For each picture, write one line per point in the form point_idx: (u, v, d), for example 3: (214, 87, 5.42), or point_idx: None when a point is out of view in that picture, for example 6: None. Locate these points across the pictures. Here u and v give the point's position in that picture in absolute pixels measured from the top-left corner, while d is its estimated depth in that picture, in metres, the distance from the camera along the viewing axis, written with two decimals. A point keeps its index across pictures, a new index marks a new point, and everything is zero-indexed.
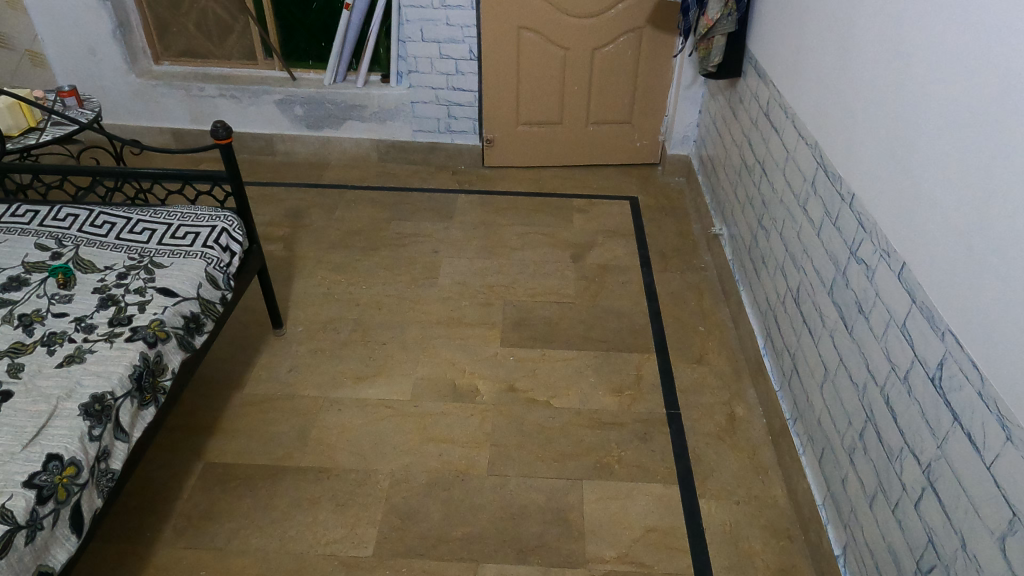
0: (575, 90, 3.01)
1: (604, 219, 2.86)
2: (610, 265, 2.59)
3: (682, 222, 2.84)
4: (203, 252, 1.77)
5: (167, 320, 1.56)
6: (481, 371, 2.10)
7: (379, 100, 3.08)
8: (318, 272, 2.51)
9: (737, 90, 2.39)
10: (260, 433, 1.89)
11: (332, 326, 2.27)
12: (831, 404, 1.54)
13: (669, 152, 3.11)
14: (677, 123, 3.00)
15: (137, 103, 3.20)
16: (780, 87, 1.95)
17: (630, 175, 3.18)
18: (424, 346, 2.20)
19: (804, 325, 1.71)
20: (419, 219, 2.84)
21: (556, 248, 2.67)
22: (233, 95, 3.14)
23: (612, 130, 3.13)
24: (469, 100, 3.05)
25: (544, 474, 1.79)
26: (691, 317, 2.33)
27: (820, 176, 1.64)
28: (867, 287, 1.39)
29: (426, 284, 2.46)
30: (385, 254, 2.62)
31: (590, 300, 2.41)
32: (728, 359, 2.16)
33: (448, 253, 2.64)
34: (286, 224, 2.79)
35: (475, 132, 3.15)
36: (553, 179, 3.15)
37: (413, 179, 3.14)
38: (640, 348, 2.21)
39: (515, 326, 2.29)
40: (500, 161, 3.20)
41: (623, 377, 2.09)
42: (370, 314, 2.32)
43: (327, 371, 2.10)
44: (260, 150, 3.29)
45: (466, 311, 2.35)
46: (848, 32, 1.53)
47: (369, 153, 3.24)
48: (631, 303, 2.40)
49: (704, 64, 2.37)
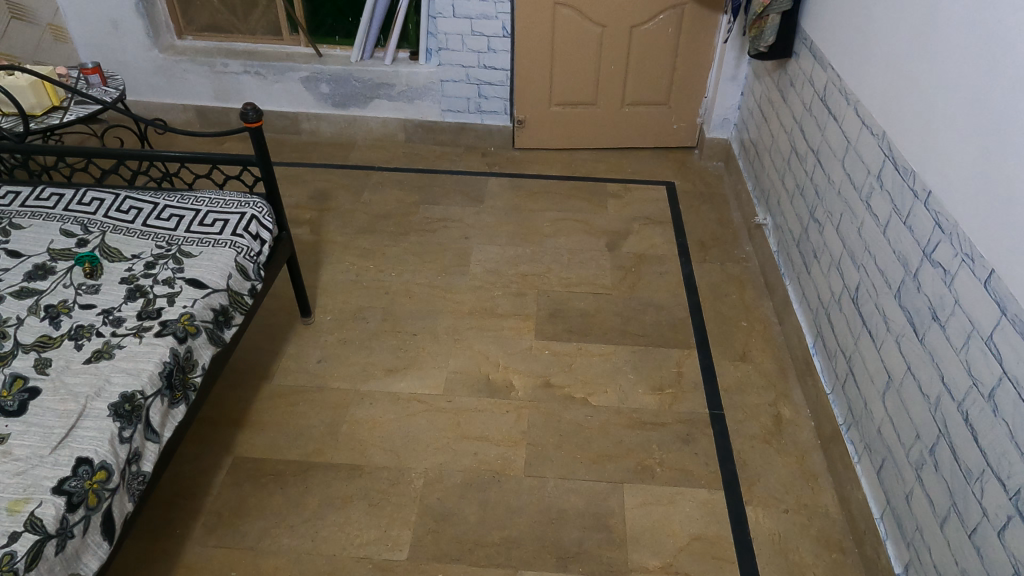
0: (611, 70, 2.89)
1: (640, 205, 2.76)
2: (647, 255, 2.49)
3: (721, 210, 2.73)
4: (233, 241, 1.70)
5: (197, 314, 1.50)
6: (515, 365, 2.03)
7: (407, 78, 2.98)
8: (346, 258, 2.45)
9: (787, 72, 2.26)
10: (291, 426, 1.84)
11: (361, 315, 2.20)
12: (895, 414, 1.45)
13: (707, 136, 2.99)
14: (717, 105, 2.88)
15: (160, 80, 3.12)
16: (839, 71, 1.83)
17: (666, 159, 3.07)
18: (456, 337, 2.13)
19: (863, 327, 1.62)
20: (449, 203, 2.75)
21: (591, 236, 2.58)
22: (258, 71, 3.05)
23: (648, 112, 3.01)
24: (500, 79, 2.94)
25: (583, 476, 1.73)
26: (733, 311, 2.24)
27: (889, 171, 1.53)
28: (944, 293, 1.29)
29: (458, 272, 2.39)
30: (414, 240, 2.54)
31: (627, 291, 2.32)
32: (773, 356, 2.07)
33: (479, 239, 2.55)
34: (313, 207, 2.72)
35: (506, 113, 3.05)
36: (586, 162, 3.04)
37: (441, 161, 3.05)
38: (680, 343, 2.12)
39: (550, 318, 2.21)
40: (531, 143, 3.10)
41: (663, 374, 2.01)
42: (400, 303, 2.25)
43: (357, 362, 2.04)
44: (285, 130, 3.21)
45: (499, 301, 2.27)
46: (927, 14, 1.41)
47: (396, 133, 3.15)
48: (669, 295, 2.31)
49: (756, 44, 2.22)
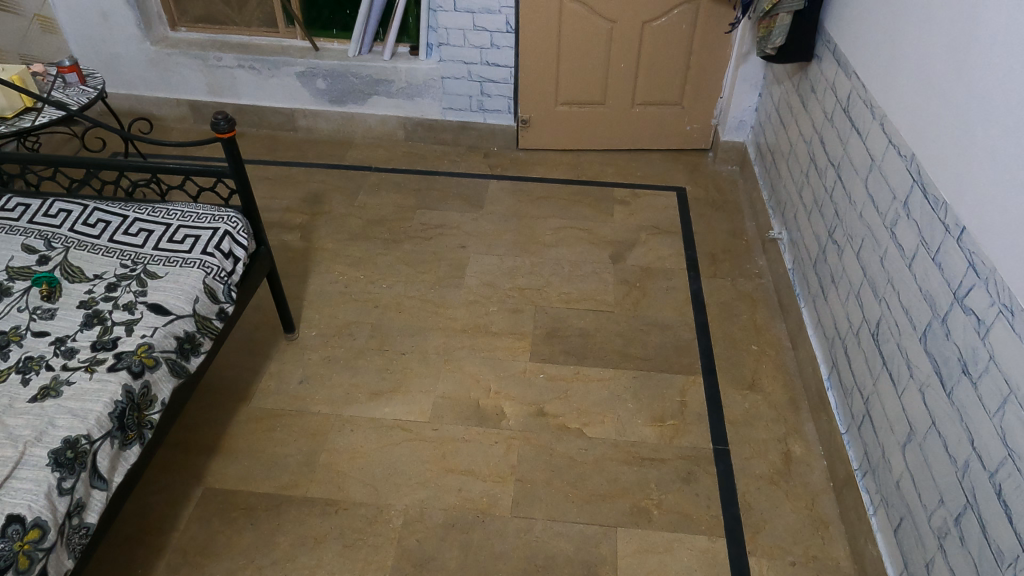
0: (621, 68, 2.73)
1: (648, 213, 2.61)
2: (654, 268, 2.35)
3: (734, 219, 2.58)
4: (202, 260, 1.59)
5: (156, 344, 1.39)
6: (508, 390, 1.91)
7: (406, 75, 2.84)
8: (335, 268, 2.33)
9: (808, 77, 2.10)
10: (266, 455, 1.74)
11: (348, 331, 2.09)
12: (916, 470, 1.31)
13: (722, 139, 2.82)
14: (733, 106, 2.71)
15: (152, 73, 3.01)
16: (865, 80, 1.66)
17: (678, 163, 2.91)
18: (447, 357, 2.01)
19: (883, 367, 1.47)
20: (447, 208, 2.62)
21: (594, 246, 2.44)
22: (252, 65, 2.93)
23: (659, 113, 2.85)
24: (504, 76, 2.79)
25: (574, 518, 1.61)
26: (742, 334, 2.10)
27: (916, 198, 1.38)
28: (976, 345, 1.14)
29: (451, 285, 2.27)
30: (408, 249, 2.42)
31: (630, 308, 2.19)
32: (784, 385, 1.93)
33: (476, 248, 2.43)
34: (304, 211, 2.60)
35: (510, 112, 2.90)
36: (593, 165, 2.89)
37: (441, 161, 2.92)
38: (685, 368, 1.99)
39: (547, 337, 2.08)
40: (536, 143, 2.95)
41: (665, 404, 1.88)
42: (389, 318, 2.14)
43: (341, 384, 1.93)
44: (280, 126, 3.09)
45: (493, 317, 2.15)
46: (967, 25, 1.25)
47: (395, 132, 3.02)
48: (675, 314, 2.17)
49: (763, 45, 2.07)
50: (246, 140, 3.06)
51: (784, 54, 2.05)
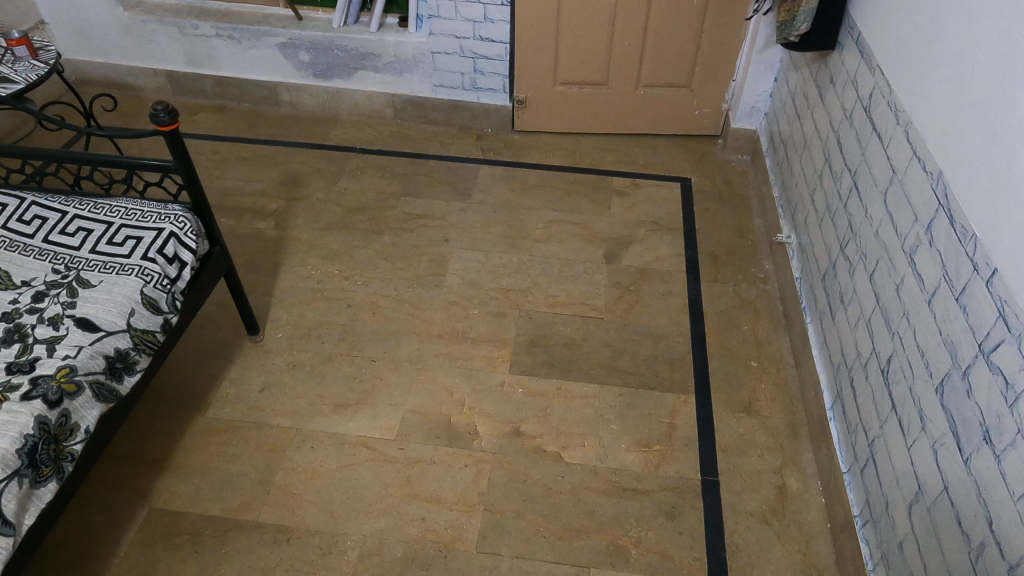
0: (625, 47, 2.52)
1: (649, 207, 2.43)
2: (650, 270, 2.18)
3: (741, 216, 2.39)
4: (142, 266, 1.44)
5: (79, 366, 1.25)
6: (483, 406, 1.77)
7: (394, 48, 2.64)
8: (309, 261, 2.19)
9: (828, 66, 1.89)
10: (218, 473, 1.62)
11: (317, 333, 1.95)
12: (923, 535, 1.16)
13: (733, 125, 2.61)
14: (746, 91, 2.49)
15: (126, 40, 2.83)
16: (891, 79, 1.46)
17: (684, 150, 2.71)
18: (420, 366, 1.87)
19: (892, 410, 1.31)
20: (433, 196, 2.45)
21: (588, 243, 2.27)
22: (231, 35, 2.74)
23: (666, 96, 2.64)
24: (498, 53, 2.58)
25: (544, 556, 1.48)
26: (742, 347, 1.94)
27: (941, 225, 1.20)
28: (1002, 412, 0.98)
29: (431, 283, 2.11)
30: (389, 241, 2.27)
31: (621, 315, 2.03)
32: (783, 409, 1.77)
33: (461, 242, 2.26)
34: (281, 196, 2.45)
35: (505, 91, 2.70)
36: (593, 151, 2.70)
37: (430, 143, 2.74)
38: (676, 385, 1.84)
39: (530, 346, 1.93)
40: (533, 125, 2.76)
41: (652, 426, 1.74)
42: (362, 320, 1.99)
43: (305, 394, 1.80)
44: (263, 100, 2.91)
45: (474, 322, 2.00)
46: (1014, 28, 1.05)
47: (383, 109, 2.83)
48: (670, 323, 2.01)
49: (787, 32, 1.91)
50: (226, 114, 2.89)
51: (807, 41, 1.85)
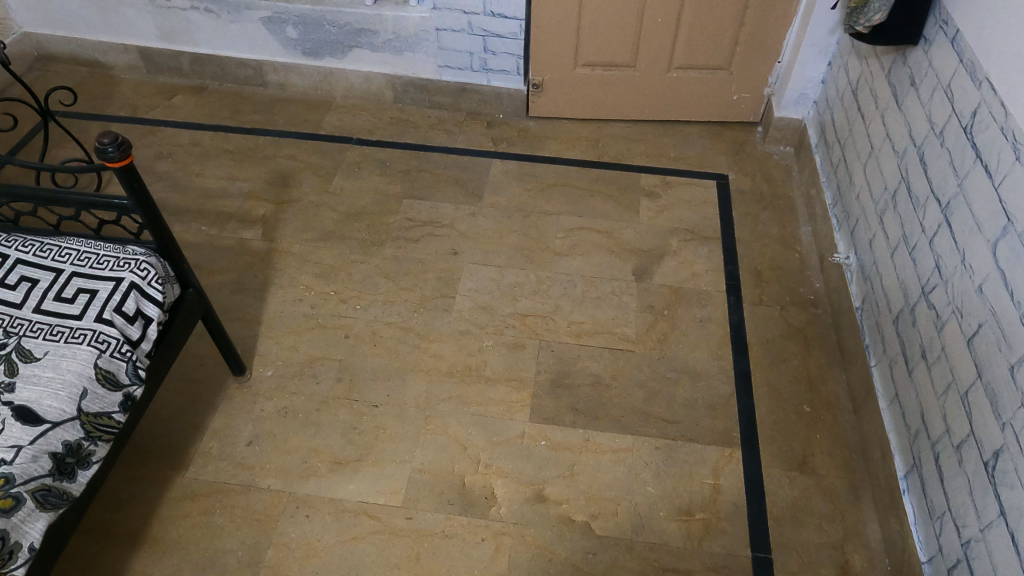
0: (657, 24, 2.20)
1: (682, 211, 2.16)
2: (686, 290, 1.93)
3: (785, 222, 2.12)
4: (95, 330, 1.20)
5: (17, 475, 1.03)
6: (500, 463, 1.56)
7: (394, 24, 2.32)
8: (301, 279, 1.94)
9: (907, 62, 1.60)
10: (199, 549, 1.42)
11: (311, 371, 1.73)
12: None
13: (776, 114, 2.32)
14: (793, 77, 2.19)
15: (92, 13, 2.51)
16: (1008, 99, 1.18)
17: (720, 140, 2.42)
18: (428, 413, 1.65)
19: (1001, 516, 1.09)
20: (440, 197, 2.19)
21: (614, 256, 2.02)
22: (208, 8, 2.41)
23: (701, 79, 2.34)
24: (513, 30, 2.26)
25: None
26: (792, 388, 1.71)
27: None
28: None
29: (439, 308, 1.87)
30: (391, 254, 2.01)
31: (655, 347, 1.79)
32: (843, 467, 1.56)
33: (472, 256, 2.01)
34: (269, 198, 2.18)
35: (519, 73, 2.39)
36: (617, 141, 2.42)
37: (435, 131, 2.45)
38: (720, 436, 1.62)
39: (552, 388, 1.71)
40: (550, 111, 2.47)
41: (693, 488, 1.52)
42: (362, 354, 1.76)
43: (298, 448, 1.58)
44: (248, 80, 2.61)
45: (488, 356, 1.77)
46: None
47: (383, 92, 2.53)
48: (711, 357, 1.77)
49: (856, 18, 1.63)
50: (207, 96, 2.59)
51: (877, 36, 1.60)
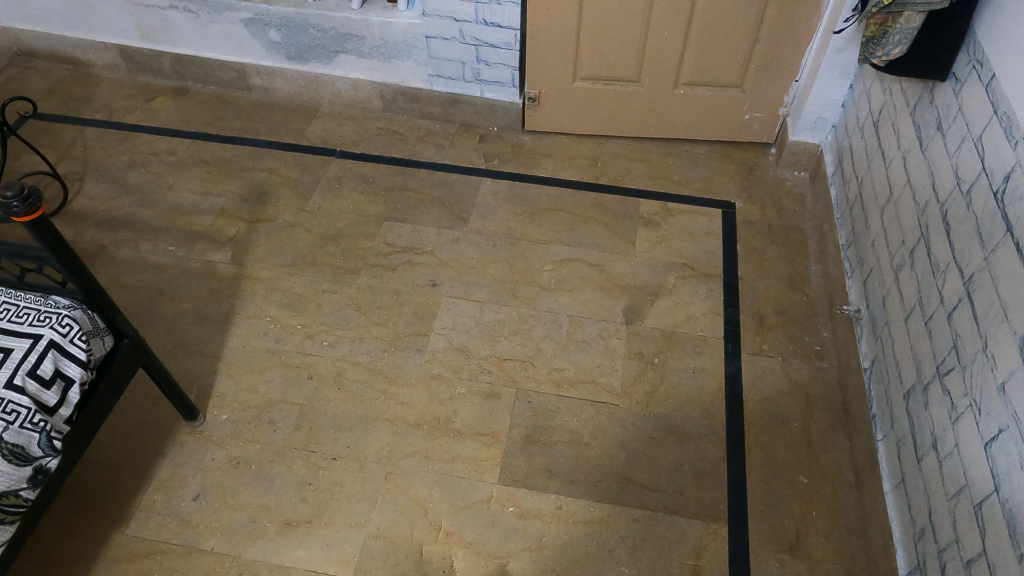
0: (663, 38, 2.02)
1: (682, 243, 2.00)
2: (680, 335, 1.78)
3: (794, 259, 1.95)
4: (4, 398, 1.09)
5: None
6: (462, 531, 1.44)
7: (381, 30, 2.17)
8: (267, 310, 1.82)
9: (933, 101, 1.42)
10: None
11: (269, 417, 1.61)
12: None
13: (790, 137, 2.14)
14: (811, 100, 2.01)
15: (69, 9, 2.39)
16: None
17: (729, 162, 2.25)
18: (389, 470, 1.52)
19: None
20: (423, 220, 2.05)
21: (605, 293, 1.87)
22: (187, 7, 2.27)
23: (711, 96, 2.16)
24: (506, 41, 2.09)
25: None
26: (789, 455, 1.56)
27: None
28: None
29: (411, 348, 1.74)
30: (365, 284, 1.88)
31: (641, 401, 1.65)
32: (840, 552, 1.41)
33: (451, 288, 1.88)
34: (242, 216, 2.06)
35: (514, 85, 2.23)
36: (617, 160, 2.26)
37: (424, 145, 2.30)
38: (706, 509, 1.48)
39: (526, 444, 1.57)
40: (547, 126, 2.31)
41: (672, 570, 1.39)
42: (324, 398, 1.64)
43: (246, 505, 1.47)
44: (232, 83, 2.47)
45: (460, 405, 1.64)
46: None
47: (371, 100, 2.39)
48: (702, 416, 1.62)
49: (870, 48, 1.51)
50: (188, 99, 2.46)
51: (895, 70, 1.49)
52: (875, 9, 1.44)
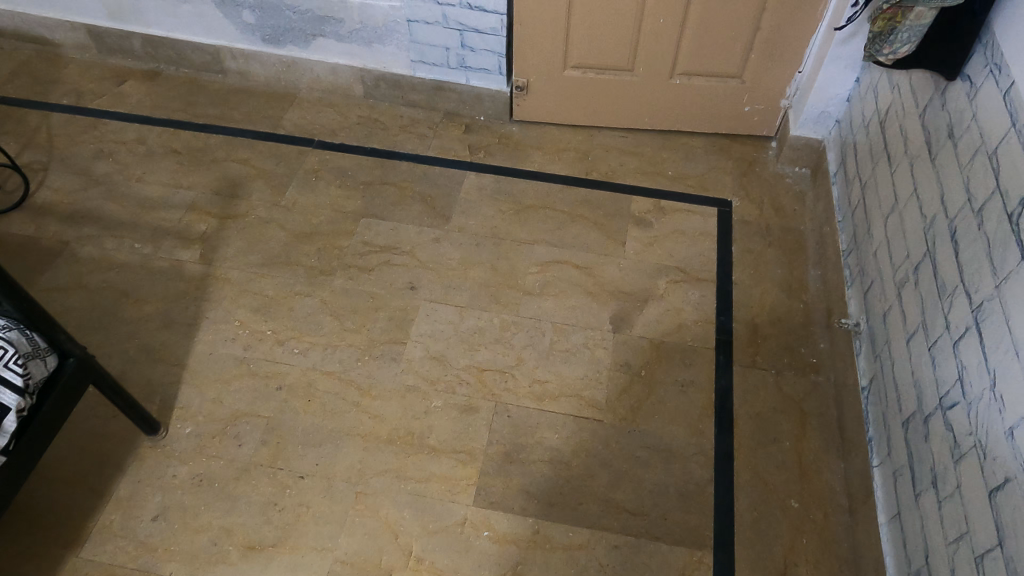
0: (659, 25, 1.90)
1: (675, 245, 1.90)
2: (670, 345, 1.69)
3: (792, 264, 1.86)
4: None
5: None
6: (434, 557, 1.37)
7: (360, 13, 2.04)
8: (236, 314, 1.73)
9: (945, 105, 1.31)
10: None
11: (234, 430, 1.53)
12: None
13: (791, 132, 2.03)
14: (814, 93, 1.89)
15: None
16: None
17: (727, 157, 2.14)
18: (359, 489, 1.45)
19: None
20: (402, 217, 1.95)
21: (591, 299, 1.78)
22: None
23: (709, 87, 2.05)
24: (492, 26, 1.97)
25: None
26: (780, 477, 1.48)
27: None
28: None
29: (385, 356, 1.66)
30: (339, 287, 1.79)
31: (626, 416, 1.57)
32: None
33: (430, 292, 1.78)
34: (213, 210, 1.96)
35: (501, 73, 2.11)
36: (609, 154, 2.15)
37: (406, 135, 2.19)
38: (691, 534, 1.41)
39: (503, 463, 1.50)
40: (536, 115, 2.20)
41: None
42: (293, 410, 1.56)
43: (208, 526, 1.40)
44: (206, 66, 2.36)
45: (435, 419, 1.56)
46: None
47: (351, 86, 2.27)
48: (689, 433, 1.55)
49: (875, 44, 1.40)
50: (161, 84, 2.34)
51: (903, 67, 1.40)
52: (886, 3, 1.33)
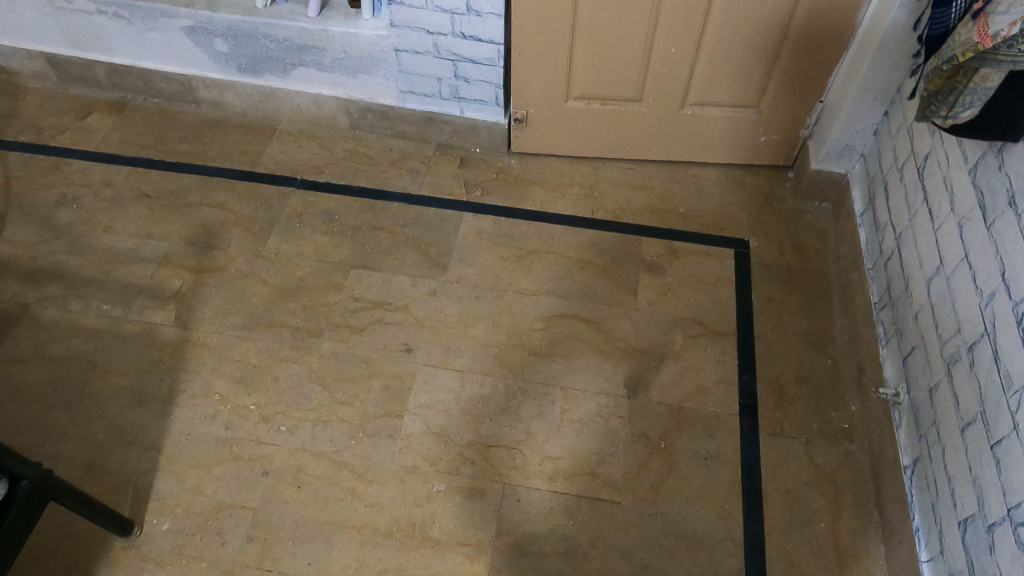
0: (670, 54, 1.75)
1: (691, 293, 1.76)
2: (690, 411, 1.56)
3: (817, 313, 1.72)
4: None
5: None
6: None
7: (343, 42, 1.87)
8: (216, 387, 1.58)
9: (1003, 167, 1.17)
10: None
11: (217, 525, 1.39)
12: None
13: (812, 165, 1.88)
14: (838, 127, 1.74)
15: None
16: None
17: (741, 190, 2.00)
18: None
19: None
20: (395, 268, 1.80)
21: (603, 358, 1.64)
22: (117, 13, 1.96)
23: (722, 117, 1.90)
24: (488, 56, 1.81)
25: None
26: (816, 566, 1.36)
27: None
28: None
29: (381, 432, 1.52)
30: (328, 351, 1.64)
31: (646, 497, 1.44)
32: None
33: (428, 354, 1.64)
34: (188, 263, 1.80)
35: (497, 104, 1.95)
36: (616, 189, 2.00)
37: (396, 171, 2.03)
38: None
39: (514, 556, 1.37)
40: (536, 147, 2.04)
41: None
42: (281, 500, 1.42)
43: None
44: (177, 96, 2.18)
45: (438, 507, 1.42)
46: None
47: (336, 117, 2.10)
48: (716, 516, 1.42)
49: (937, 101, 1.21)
50: (128, 116, 2.16)
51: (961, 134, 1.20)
52: (947, 65, 1.11)
